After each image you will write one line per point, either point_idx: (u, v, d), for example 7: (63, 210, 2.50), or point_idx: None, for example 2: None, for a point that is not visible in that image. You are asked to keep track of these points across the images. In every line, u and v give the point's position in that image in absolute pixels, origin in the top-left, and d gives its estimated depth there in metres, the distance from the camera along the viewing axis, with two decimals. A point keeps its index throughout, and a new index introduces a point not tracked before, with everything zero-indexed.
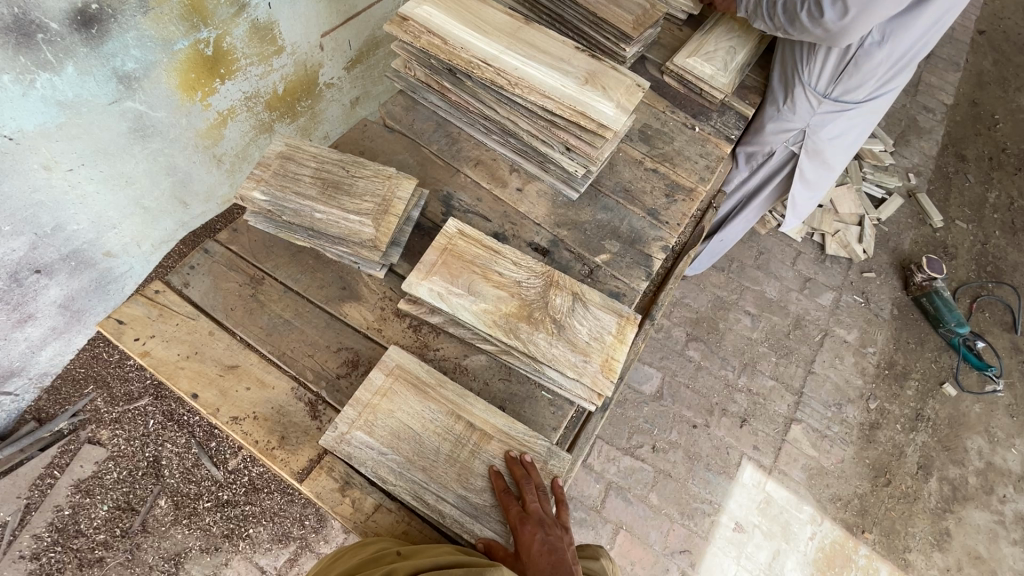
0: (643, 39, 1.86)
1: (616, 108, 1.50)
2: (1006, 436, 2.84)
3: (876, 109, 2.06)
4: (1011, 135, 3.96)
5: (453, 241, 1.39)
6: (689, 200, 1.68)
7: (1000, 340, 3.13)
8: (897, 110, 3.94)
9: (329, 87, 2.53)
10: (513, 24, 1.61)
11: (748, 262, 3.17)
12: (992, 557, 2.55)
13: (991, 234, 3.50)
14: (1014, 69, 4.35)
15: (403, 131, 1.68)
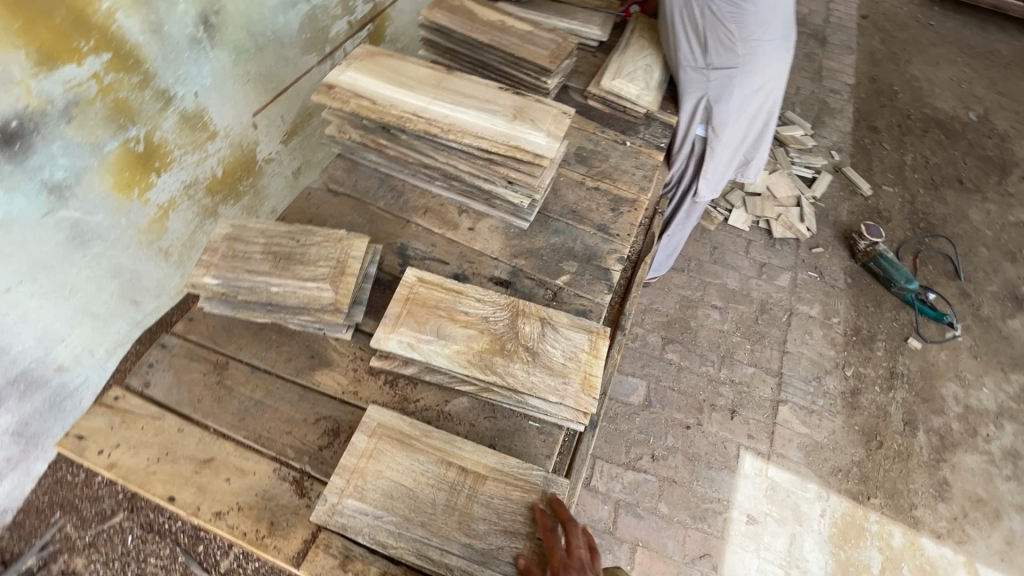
0: (562, 69, 1.98)
1: (547, 136, 1.56)
2: (976, 377, 2.97)
3: (767, 77, 2.13)
4: (911, 103, 4.34)
5: (414, 289, 1.40)
6: (634, 210, 1.78)
7: (948, 289, 3.31)
8: (809, 96, 4.24)
9: (268, 163, 2.52)
10: (435, 76, 1.68)
11: (704, 259, 3.28)
12: (992, 497, 2.62)
13: (916, 193, 3.75)
14: (900, 45, 4.83)
15: (347, 193, 1.70)
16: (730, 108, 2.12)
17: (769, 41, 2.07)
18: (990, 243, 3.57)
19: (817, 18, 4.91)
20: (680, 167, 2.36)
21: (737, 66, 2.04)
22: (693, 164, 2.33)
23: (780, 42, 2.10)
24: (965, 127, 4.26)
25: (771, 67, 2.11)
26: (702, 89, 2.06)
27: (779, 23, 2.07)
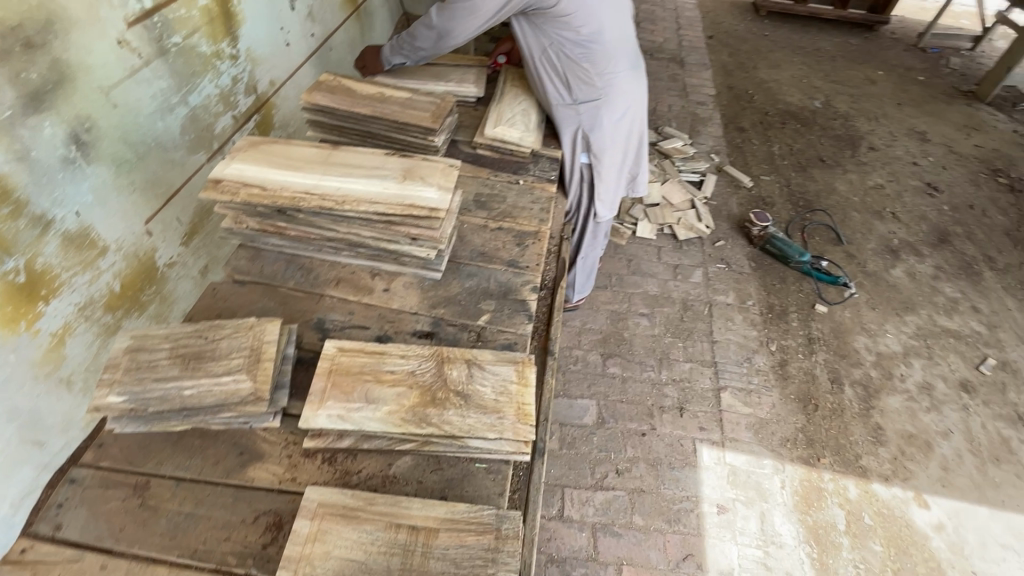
0: (446, 127, 2.11)
1: (439, 190, 1.65)
2: (878, 325, 3.29)
3: (631, 102, 2.35)
4: (766, 101, 4.97)
5: (336, 360, 1.39)
6: (538, 241, 1.89)
7: (837, 254, 3.69)
8: (681, 111, 4.71)
9: (172, 267, 2.23)
10: (322, 154, 1.74)
11: (624, 272, 3.47)
12: (920, 430, 2.85)
13: (790, 177, 4.21)
14: (745, 56, 5.60)
15: (255, 280, 1.69)
16: (606, 135, 2.32)
17: (624, 72, 2.30)
18: (859, 208, 4.04)
19: (673, 46, 5.56)
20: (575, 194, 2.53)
21: (600, 97, 2.25)
22: (586, 188, 2.51)
23: (633, 71, 2.34)
24: (814, 115, 4.89)
25: (632, 94, 2.35)
26: (576, 123, 2.26)
27: (629, 55, 2.31)
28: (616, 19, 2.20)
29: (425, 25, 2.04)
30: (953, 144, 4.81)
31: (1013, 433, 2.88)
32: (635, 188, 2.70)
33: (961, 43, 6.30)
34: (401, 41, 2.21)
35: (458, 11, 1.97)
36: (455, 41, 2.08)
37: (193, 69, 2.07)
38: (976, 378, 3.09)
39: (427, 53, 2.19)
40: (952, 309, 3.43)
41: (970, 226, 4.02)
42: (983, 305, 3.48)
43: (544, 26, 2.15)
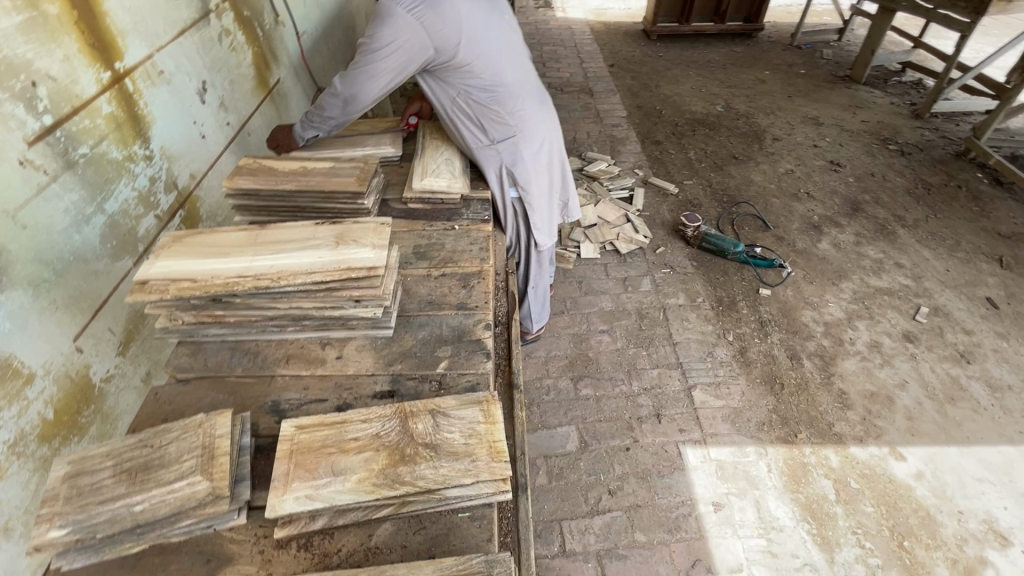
0: (374, 187, 2.15)
1: (373, 249, 1.66)
2: (819, 297, 3.49)
3: (546, 134, 2.45)
4: (673, 114, 5.34)
5: (296, 440, 1.35)
6: (483, 280, 1.92)
7: (767, 239, 3.92)
8: (599, 135, 4.98)
9: (110, 382, 2.08)
10: (250, 236, 1.73)
11: (577, 294, 3.55)
12: (880, 386, 2.99)
13: (710, 177, 4.50)
14: (647, 77, 6.04)
15: (199, 375, 1.62)
16: (529, 168, 2.41)
17: (534, 106, 2.41)
18: (777, 194, 4.34)
19: (580, 79, 5.93)
20: (513, 228, 2.63)
21: (515, 134, 2.34)
22: (521, 221, 2.60)
23: (541, 104, 2.46)
24: (719, 118, 5.29)
25: (545, 125, 2.45)
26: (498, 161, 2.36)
27: (534, 90, 2.43)
28: (514, 60, 2.32)
29: (331, 94, 2.09)
30: (843, 123, 5.30)
31: (960, 371, 3.06)
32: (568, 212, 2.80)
33: (828, 36, 7.04)
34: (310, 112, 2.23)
35: (361, 75, 2.02)
36: (364, 103, 2.13)
37: (106, 177, 2.01)
38: (915, 328, 3.30)
39: (338, 120, 2.23)
40: (879, 269, 3.68)
41: (876, 192, 4.38)
42: (904, 260, 3.75)
43: (448, 79, 2.25)
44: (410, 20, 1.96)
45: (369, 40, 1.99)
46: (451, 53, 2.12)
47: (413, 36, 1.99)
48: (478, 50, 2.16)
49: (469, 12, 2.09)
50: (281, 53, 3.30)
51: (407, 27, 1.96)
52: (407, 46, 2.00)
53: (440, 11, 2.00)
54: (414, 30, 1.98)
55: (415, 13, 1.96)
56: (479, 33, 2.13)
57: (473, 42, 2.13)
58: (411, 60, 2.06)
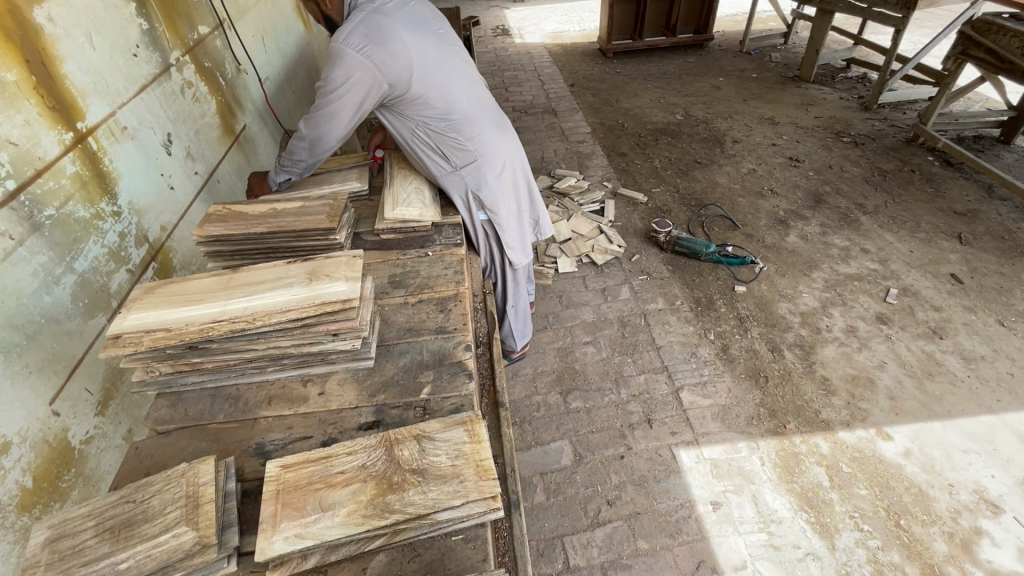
0: (345, 222, 2.18)
1: (347, 281, 1.68)
2: (793, 288, 3.58)
3: (508, 155, 2.49)
4: (636, 126, 5.51)
5: (283, 479, 1.34)
6: (460, 302, 1.95)
7: (738, 237, 4.02)
8: (566, 152, 5.11)
9: (90, 443, 2.03)
10: (223, 281, 1.74)
11: (558, 309, 3.58)
12: (860, 369, 3.06)
13: (676, 183, 4.62)
14: (607, 93, 6.24)
15: (181, 425, 1.60)
16: (494, 190, 2.45)
17: (493, 129, 2.44)
18: (742, 193, 4.47)
19: (543, 100, 6.10)
20: (487, 250, 2.69)
21: (477, 159, 2.39)
22: (494, 242, 2.66)
23: (501, 126, 2.50)
24: (680, 126, 5.46)
25: (506, 147, 2.50)
26: (462, 186, 2.43)
27: (492, 114, 2.47)
28: (469, 86, 2.36)
29: (297, 138, 2.16)
30: (798, 120, 5.51)
31: (934, 347, 3.15)
32: (541, 228, 2.84)
33: (775, 40, 7.37)
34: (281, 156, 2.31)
35: (322, 117, 2.09)
36: (330, 143, 2.20)
37: (74, 236, 2.01)
38: (888, 309, 3.39)
39: (308, 162, 2.30)
40: (847, 256, 3.80)
41: (836, 183, 4.54)
42: (870, 245, 3.88)
43: (405, 112, 2.30)
44: (360, 59, 2.01)
45: (324, 82, 2.05)
46: (404, 87, 2.17)
47: (365, 75, 2.04)
48: (430, 82, 2.21)
49: (417, 46, 2.14)
50: (245, 100, 3.35)
51: (357, 67, 2.01)
52: (360, 85, 2.05)
53: (388, 48, 2.05)
54: (365, 69, 2.03)
55: (364, 53, 2.01)
56: (429, 65, 2.18)
57: (425, 74, 2.18)
58: (366, 97, 2.11)
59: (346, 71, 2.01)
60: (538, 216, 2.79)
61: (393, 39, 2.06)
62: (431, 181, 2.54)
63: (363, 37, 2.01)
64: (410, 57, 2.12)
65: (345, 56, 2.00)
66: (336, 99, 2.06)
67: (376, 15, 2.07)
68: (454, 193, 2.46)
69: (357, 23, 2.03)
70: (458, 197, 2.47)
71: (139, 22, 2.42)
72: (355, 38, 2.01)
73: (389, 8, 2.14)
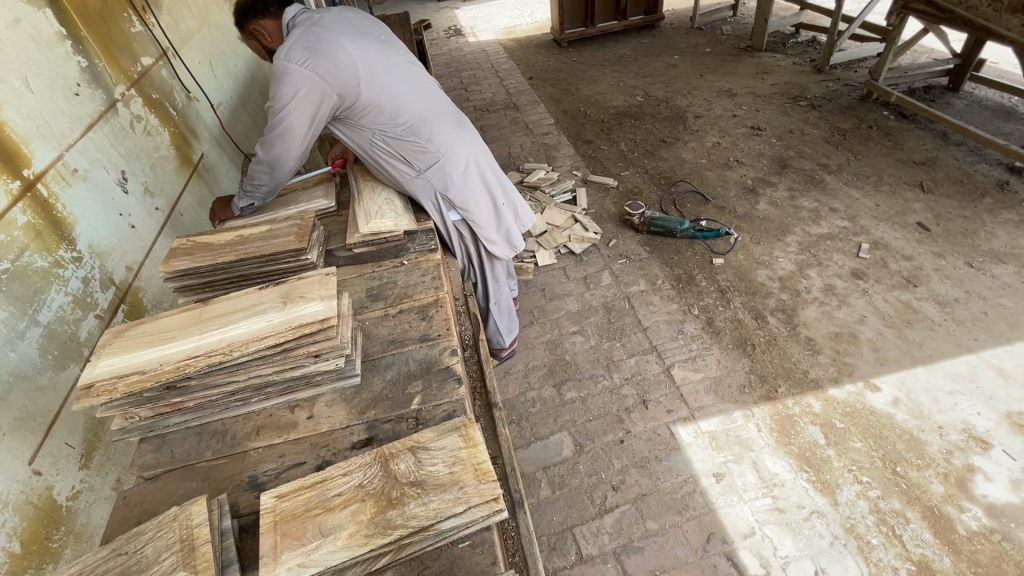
0: (315, 241, 2.14)
1: (322, 300, 1.65)
2: (768, 255, 3.64)
3: (471, 151, 2.45)
4: (598, 112, 5.52)
5: (279, 510, 1.30)
6: (441, 308, 1.93)
7: (710, 211, 4.07)
8: (533, 145, 5.10)
9: (77, 498, 1.96)
10: (195, 316, 1.70)
11: (542, 302, 3.58)
12: (843, 326, 3.12)
13: (644, 164, 4.65)
14: (566, 83, 6.24)
15: (169, 468, 1.55)
16: (460, 188, 2.43)
17: (452, 127, 2.40)
18: (710, 166, 4.52)
19: (504, 96, 6.08)
20: (464, 249, 2.68)
21: (438, 158, 2.35)
22: (469, 241, 2.64)
23: (459, 122, 2.46)
24: (641, 107, 5.50)
25: (468, 142, 2.45)
26: (428, 189, 2.41)
27: (448, 112, 2.43)
28: (419, 88, 2.33)
29: (255, 163, 2.12)
30: (755, 89, 5.58)
31: (910, 295, 3.23)
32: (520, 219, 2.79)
33: (724, 13, 7.46)
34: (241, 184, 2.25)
35: (276, 137, 2.05)
36: (289, 164, 2.15)
37: (34, 288, 1.93)
38: (862, 264, 3.46)
39: (270, 185, 2.25)
40: (817, 217, 3.87)
41: (798, 147, 4.62)
42: (838, 203, 3.96)
43: (359, 122, 2.27)
44: (304, 72, 1.99)
45: (271, 102, 2.01)
46: (354, 96, 2.14)
47: (312, 88, 2.01)
48: (380, 88, 2.18)
49: (361, 53, 2.12)
50: (199, 128, 3.26)
51: (303, 81, 1.99)
52: (309, 98, 2.02)
53: (331, 58, 2.03)
54: (311, 82, 2.00)
55: (307, 65, 1.99)
56: (375, 71, 2.16)
57: (372, 81, 2.16)
58: (317, 111, 2.08)
59: (293, 86, 1.98)
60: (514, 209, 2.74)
61: (335, 49, 2.04)
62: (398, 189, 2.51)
63: (304, 50, 1.99)
64: (355, 64, 2.09)
65: (290, 71, 1.97)
66: (287, 116, 2.02)
67: (315, 28, 2.05)
68: (421, 198, 2.44)
69: (296, 38, 2.01)
70: (426, 201, 2.45)
71: (77, 60, 2.33)
72: (296, 53, 1.98)
73: (327, 20, 2.12)
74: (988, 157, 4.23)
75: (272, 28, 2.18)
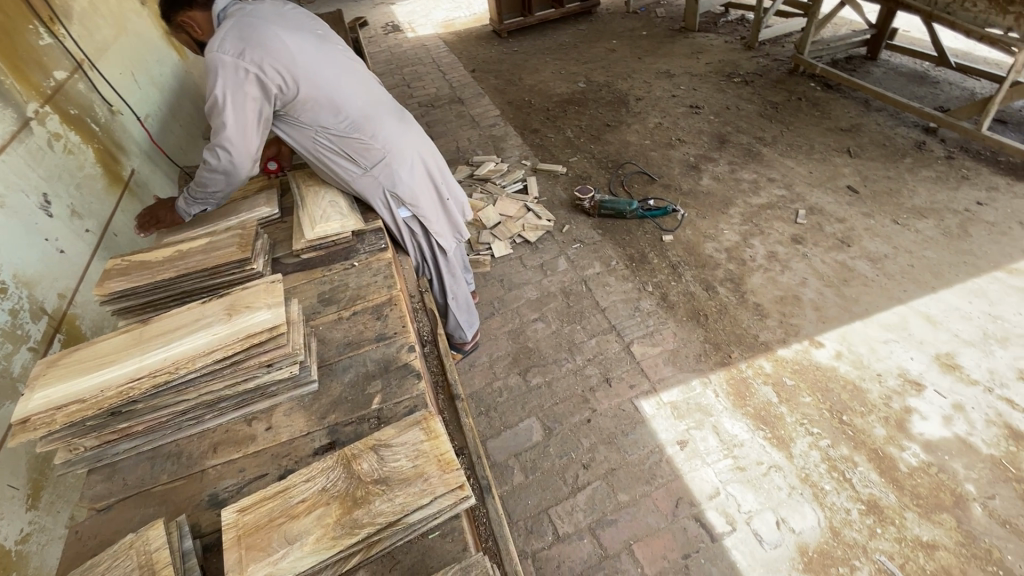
0: (260, 249, 2.08)
1: (269, 308, 1.62)
2: (714, 227, 3.78)
3: (415, 145, 2.44)
4: (543, 100, 5.56)
5: (241, 523, 1.27)
6: (395, 306, 1.92)
7: (657, 189, 4.18)
8: (480, 138, 5.10)
9: (27, 541, 1.86)
10: (136, 337, 1.64)
11: (502, 292, 3.61)
12: (787, 289, 3.28)
13: (591, 149, 4.73)
14: (509, 73, 6.26)
15: (121, 496, 1.49)
16: (408, 184, 2.41)
17: (394, 122, 2.38)
18: (653, 147, 4.64)
19: (447, 91, 6.04)
20: (415, 245, 2.67)
21: (385, 155, 2.33)
22: (420, 237, 2.63)
23: (402, 117, 2.44)
24: (584, 93, 5.57)
25: (412, 137, 2.44)
26: (375, 187, 2.38)
27: (390, 107, 2.41)
28: (360, 82, 2.29)
29: (207, 169, 2.03)
30: (692, 69, 5.75)
31: (845, 255, 3.43)
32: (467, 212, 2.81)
33: None
34: (194, 191, 2.15)
35: (223, 139, 1.98)
36: (242, 163, 2.07)
37: None
38: (800, 230, 3.65)
39: (224, 191, 2.16)
40: (756, 188, 4.04)
41: (735, 122, 4.80)
42: (774, 174, 4.14)
43: (300, 120, 2.21)
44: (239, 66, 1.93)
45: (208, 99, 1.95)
46: (294, 88, 2.07)
47: (249, 78, 1.94)
48: (320, 81, 2.13)
49: (298, 44, 2.05)
50: (127, 143, 3.10)
51: (238, 76, 1.93)
52: (247, 89, 1.95)
53: (267, 50, 1.96)
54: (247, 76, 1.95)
55: (241, 59, 1.92)
56: (315, 64, 2.10)
57: (312, 73, 2.09)
58: (257, 107, 2.03)
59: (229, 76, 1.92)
60: (461, 202, 2.76)
61: (270, 39, 1.97)
62: (344, 190, 2.47)
63: (237, 42, 1.92)
64: (292, 53, 2.02)
65: (224, 62, 1.90)
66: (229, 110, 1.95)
67: (247, 19, 1.98)
68: (368, 196, 2.41)
69: (227, 29, 1.93)
70: (374, 199, 2.42)
71: None
72: (228, 46, 1.91)
73: (260, 11, 2.05)
74: (906, 120, 4.52)
75: (203, 19, 2.09)
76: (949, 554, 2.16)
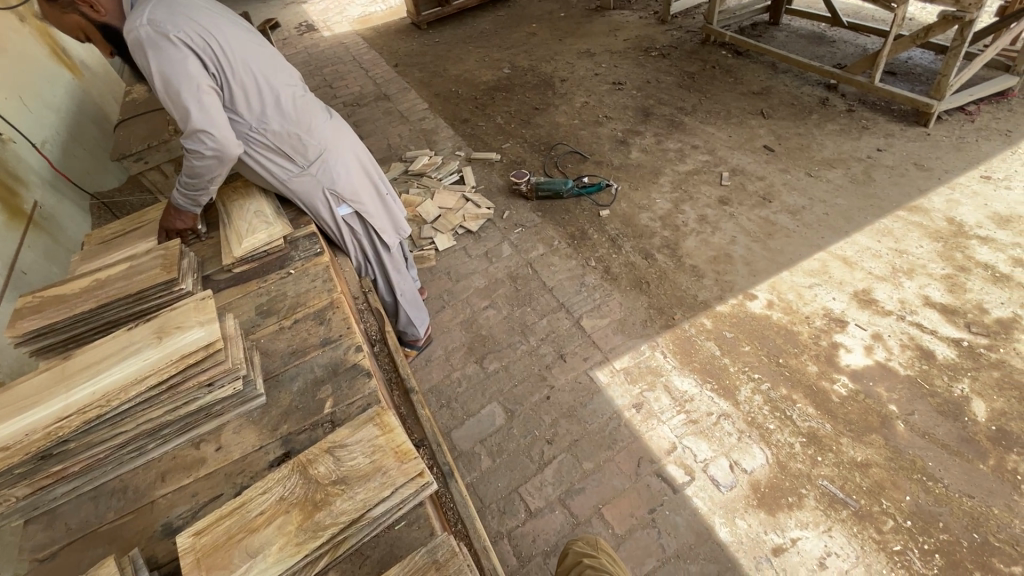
0: (187, 269, 2.00)
1: (202, 326, 1.59)
2: (647, 198, 3.92)
3: (348, 141, 2.42)
4: (470, 90, 5.54)
5: (199, 546, 1.24)
6: (337, 309, 1.90)
7: (589, 167, 4.28)
8: (411, 133, 5.03)
9: None
10: (59, 376, 1.56)
11: (450, 284, 3.61)
12: (719, 248, 3.46)
13: (522, 133, 4.78)
14: (433, 65, 6.19)
15: (65, 541, 1.40)
16: (346, 180, 2.38)
17: (326, 118, 2.34)
18: (582, 126, 4.74)
19: (372, 88, 5.90)
20: (355, 244, 2.63)
21: (322, 151, 2.29)
22: (361, 236, 2.60)
23: (331, 113, 2.40)
24: (510, 79, 5.60)
25: (344, 133, 2.42)
26: (313, 185, 2.33)
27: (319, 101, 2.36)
28: (289, 76, 2.23)
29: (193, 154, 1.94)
30: (611, 47, 5.88)
31: (768, 211, 3.65)
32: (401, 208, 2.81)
33: None
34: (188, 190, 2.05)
35: (201, 122, 1.89)
36: (221, 136, 1.95)
37: None
38: (726, 191, 3.85)
39: (213, 178, 2.04)
40: (683, 156, 4.22)
41: (657, 95, 4.97)
42: (698, 141, 4.34)
43: (232, 114, 2.11)
44: (181, 46, 1.82)
45: (165, 84, 1.83)
46: (233, 69, 1.98)
47: (190, 53, 1.84)
48: (255, 68, 2.05)
49: (228, 26, 1.98)
50: (25, 173, 2.87)
51: (183, 55, 1.83)
52: (191, 62, 1.84)
53: (201, 27, 1.87)
54: (192, 56, 1.85)
55: (182, 37, 1.82)
56: (250, 53, 2.02)
57: (247, 57, 2.01)
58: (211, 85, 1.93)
59: (174, 48, 1.81)
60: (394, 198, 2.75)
61: (200, 18, 1.89)
62: (272, 198, 2.40)
63: (168, 18, 1.81)
64: (226, 31, 1.95)
65: (163, 35, 1.79)
66: (184, 82, 1.84)
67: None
68: (307, 196, 2.34)
69: (151, 8, 1.81)
70: (313, 199, 2.36)
71: None
72: (160, 24, 1.79)
73: None
74: (809, 79, 4.83)
75: None
76: (881, 469, 2.39)
